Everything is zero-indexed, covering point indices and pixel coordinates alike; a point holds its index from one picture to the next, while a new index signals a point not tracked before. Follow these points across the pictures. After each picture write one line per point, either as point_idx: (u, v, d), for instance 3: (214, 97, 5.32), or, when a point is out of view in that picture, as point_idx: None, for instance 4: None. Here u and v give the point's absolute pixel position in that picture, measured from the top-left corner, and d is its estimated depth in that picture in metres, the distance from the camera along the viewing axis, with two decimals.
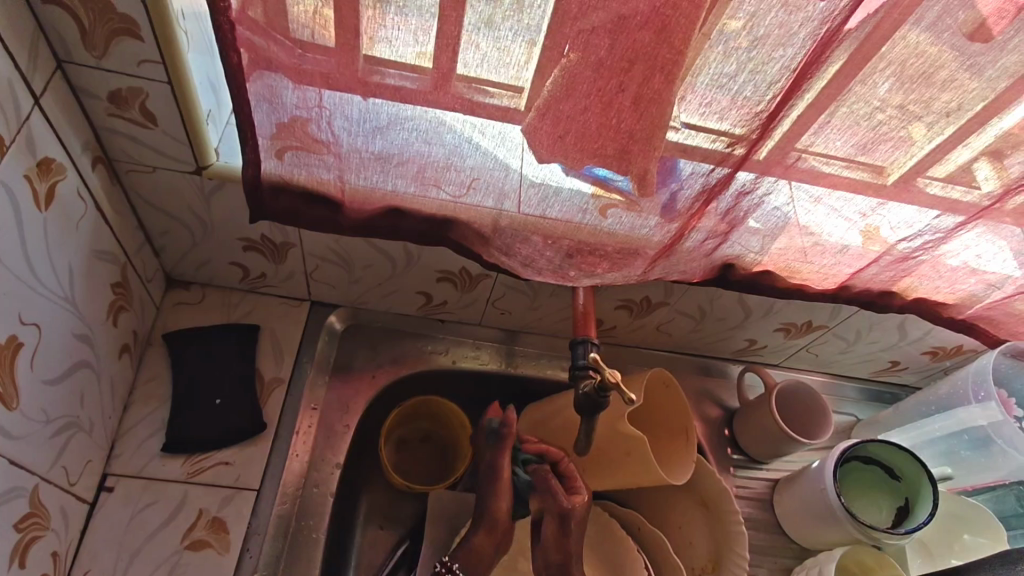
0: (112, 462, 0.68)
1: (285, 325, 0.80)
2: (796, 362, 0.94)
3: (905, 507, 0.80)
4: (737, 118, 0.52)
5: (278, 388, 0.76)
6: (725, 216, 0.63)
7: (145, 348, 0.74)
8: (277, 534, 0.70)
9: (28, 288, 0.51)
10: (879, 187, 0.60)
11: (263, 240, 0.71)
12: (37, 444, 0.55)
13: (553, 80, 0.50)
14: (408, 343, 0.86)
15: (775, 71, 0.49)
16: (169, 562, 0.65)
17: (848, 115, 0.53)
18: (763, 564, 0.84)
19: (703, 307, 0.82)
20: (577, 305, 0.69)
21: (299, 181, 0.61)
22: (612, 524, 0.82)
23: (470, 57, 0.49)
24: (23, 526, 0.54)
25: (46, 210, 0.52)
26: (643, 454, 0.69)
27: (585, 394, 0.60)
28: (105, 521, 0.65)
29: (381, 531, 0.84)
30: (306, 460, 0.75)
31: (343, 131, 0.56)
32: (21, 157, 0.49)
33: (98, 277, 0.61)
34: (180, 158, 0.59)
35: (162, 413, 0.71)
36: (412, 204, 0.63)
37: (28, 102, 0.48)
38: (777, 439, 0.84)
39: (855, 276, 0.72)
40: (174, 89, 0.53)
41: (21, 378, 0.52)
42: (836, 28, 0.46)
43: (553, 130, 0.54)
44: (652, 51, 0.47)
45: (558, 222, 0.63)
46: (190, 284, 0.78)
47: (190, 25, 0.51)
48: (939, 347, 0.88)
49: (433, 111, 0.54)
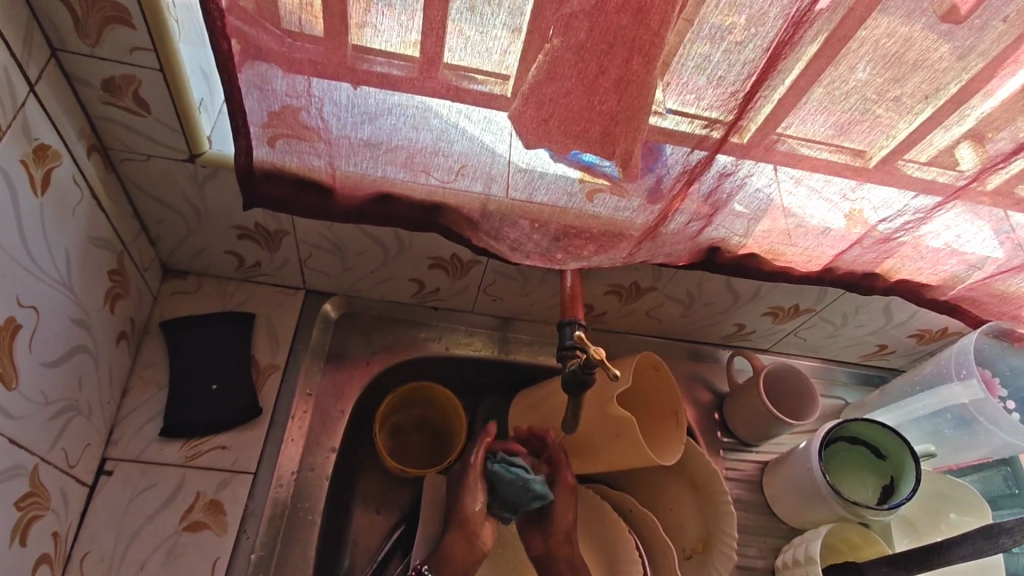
0: (110, 447, 0.69)
1: (280, 313, 0.81)
2: (785, 346, 0.95)
3: (891, 485, 0.81)
4: (714, 99, 0.54)
5: (274, 373, 0.78)
6: (708, 198, 0.65)
7: (143, 336, 0.75)
8: (274, 516, 0.71)
9: (26, 271, 0.52)
10: (859, 169, 0.61)
11: (257, 228, 0.72)
12: (36, 425, 0.56)
13: (537, 65, 0.51)
14: (402, 330, 0.88)
15: (750, 52, 0.50)
16: (167, 543, 0.66)
17: (825, 97, 0.54)
18: (752, 544, 0.85)
19: (691, 292, 0.83)
20: (565, 287, 0.70)
21: (290, 169, 0.62)
22: (604, 506, 0.83)
23: (455, 43, 0.51)
24: (23, 505, 0.55)
25: (42, 195, 0.53)
26: (632, 435, 0.70)
27: (571, 373, 0.62)
28: (105, 503, 0.67)
29: (377, 516, 0.85)
30: (301, 445, 0.76)
31: (332, 117, 0.58)
32: (18, 142, 0.50)
33: (94, 263, 0.62)
34: (173, 145, 0.61)
35: (160, 398, 0.72)
36: (402, 190, 0.65)
37: (23, 88, 0.49)
38: (765, 422, 0.85)
39: (837, 258, 0.73)
40: (166, 77, 0.54)
41: (19, 359, 0.53)
42: (807, 8, 0.47)
43: (537, 114, 0.55)
44: (632, 33, 0.49)
45: (545, 206, 0.65)
46: (186, 272, 0.79)
47: (181, 15, 0.52)
48: (925, 329, 0.89)
49: (420, 97, 0.56)
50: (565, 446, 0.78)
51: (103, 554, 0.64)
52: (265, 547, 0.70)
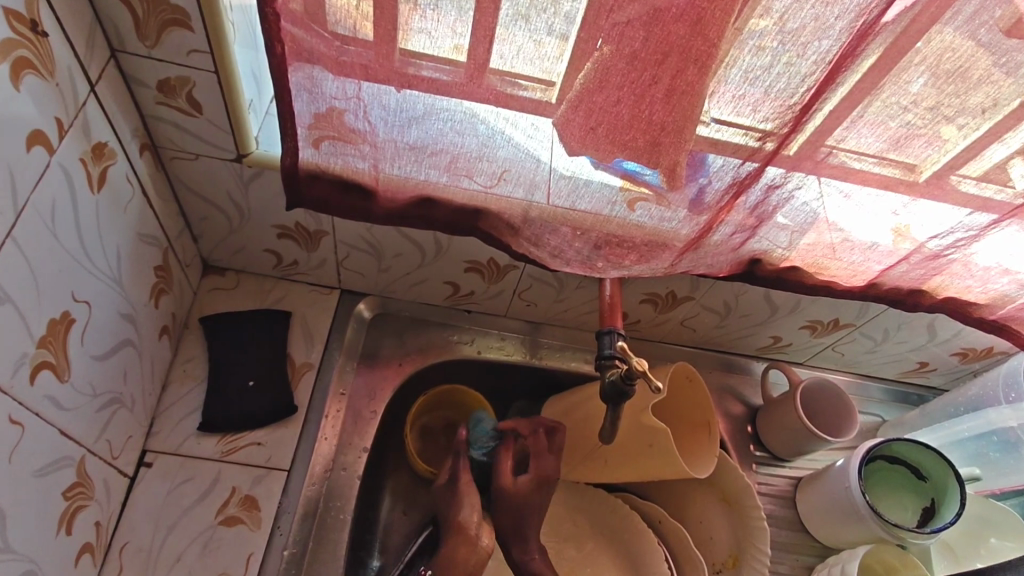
0: (150, 439, 0.70)
1: (315, 312, 0.82)
2: (821, 361, 0.93)
3: (931, 507, 0.80)
4: (769, 111, 0.53)
5: (309, 372, 0.78)
6: (754, 210, 0.64)
7: (183, 330, 0.76)
8: (307, 513, 0.72)
9: (80, 266, 0.53)
10: (911, 184, 0.60)
11: (298, 227, 0.73)
12: (85, 416, 0.57)
13: (587, 73, 0.51)
14: (434, 332, 0.88)
15: (809, 63, 0.49)
16: (203, 537, 0.67)
17: (880, 111, 0.53)
18: (784, 561, 0.84)
19: (728, 303, 0.82)
20: (604, 296, 0.70)
21: (335, 171, 0.63)
22: (632, 516, 0.82)
23: (505, 50, 0.50)
24: (70, 495, 0.56)
25: (98, 192, 0.54)
26: (666, 446, 0.69)
27: (611, 382, 0.62)
28: (144, 494, 0.68)
29: (405, 516, 0.86)
30: (334, 443, 0.77)
31: (379, 121, 0.58)
32: (78, 141, 0.51)
33: (142, 258, 0.63)
34: (221, 146, 0.61)
35: (198, 393, 0.74)
36: (443, 193, 0.65)
37: (85, 88, 0.50)
38: (801, 436, 0.84)
39: (884, 274, 0.72)
40: (220, 79, 0.55)
41: (73, 352, 0.54)
42: (872, 20, 0.45)
43: (585, 122, 0.55)
44: (686, 43, 0.48)
45: (586, 214, 0.65)
46: (225, 269, 0.81)
47: (237, 17, 0.53)
48: (969, 348, 0.87)
49: (467, 103, 0.56)
50: (597, 455, 0.78)
51: (141, 545, 0.65)
52: (298, 543, 0.71)
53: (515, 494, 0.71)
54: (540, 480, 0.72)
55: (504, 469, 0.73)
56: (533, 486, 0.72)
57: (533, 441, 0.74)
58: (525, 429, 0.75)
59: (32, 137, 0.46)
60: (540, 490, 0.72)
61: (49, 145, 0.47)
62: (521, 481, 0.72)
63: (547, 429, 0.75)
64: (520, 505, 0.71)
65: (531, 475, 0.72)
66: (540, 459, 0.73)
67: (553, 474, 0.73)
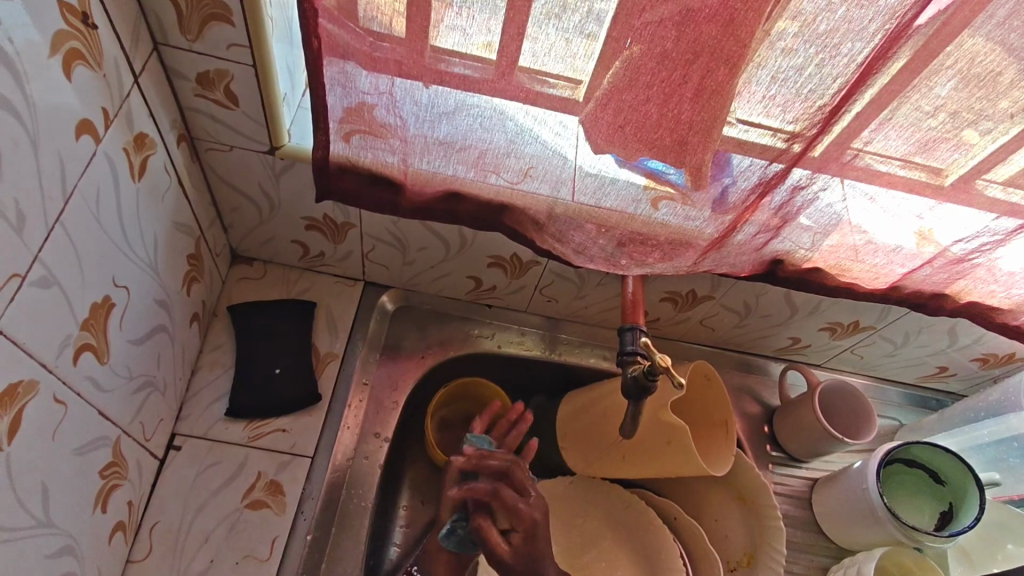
0: (180, 423, 0.72)
1: (339, 303, 0.84)
2: (839, 363, 0.94)
3: (949, 512, 0.80)
4: (797, 114, 0.53)
5: (333, 361, 0.80)
6: (778, 211, 0.64)
7: (211, 318, 0.78)
8: (330, 499, 0.74)
9: (121, 252, 0.55)
10: (936, 188, 0.60)
11: (325, 219, 0.74)
12: (121, 398, 0.59)
13: (616, 72, 0.52)
14: (455, 325, 0.89)
15: (839, 65, 0.49)
16: (230, 519, 0.69)
17: (908, 115, 0.53)
18: (798, 561, 0.84)
19: (748, 303, 0.82)
20: (626, 293, 0.71)
21: (364, 164, 0.64)
22: (650, 513, 0.84)
23: (537, 48, 0.51)
24: (106, 474, 0.58)
25: (139, 180, 0.56)
26: (683, 443, 0.70)
27: (633, 378, 0.62)
28: (173, 476, 0.69)
29: (422, 506, 0.87)
30: (356, 432, 0.79)
31: (410, 116, 0.59)
32: (122, 131, 0.53)
33: (176, 246, 0.65)
34: (256, 138, 0.63)
35: (226, 380, 0.75)
36: (469, 188, 0.66)
37: (129, 78, 0.52)
38: (819, 438, 0.84)
39: (907, 276, 0.72)
40: (258, 72, 0.56)
41: (112, 335, 0.56)
42: (904, 24, 0.46)
43: (613, 121, 0.56)
44: (717, 44, 0.48)
45: (611, 212, 0.65)
46: (253, 259, 0.82)
47: (276, 14, 0.54)
48: (990, 354, 0.87)
49: (497, 101, 0.56)
50: (616, 451, 0.78)
51: (171, 526, 0.67)
52: (320, 528, 0.72)
53: (512, 552, 0.71)
54: (529, 534, 0.71)
55: (498, 543, 0.71)
56: (528, 541, 0.71)
57: (498, 496, 0.73)
58: (485, 490, 0.73)
59: (80, 126, 0.47)
60: (535, 542, 0.71)
61: (96, 134, 0.49)
62: (513, 540, 0.71)
63: (499, 476, 0.74)
64: (521, 558, 0.70)
65: (521, 531, 0.71)
66: (518, 514, 0.72)
67: (539, 517, 0.71)
